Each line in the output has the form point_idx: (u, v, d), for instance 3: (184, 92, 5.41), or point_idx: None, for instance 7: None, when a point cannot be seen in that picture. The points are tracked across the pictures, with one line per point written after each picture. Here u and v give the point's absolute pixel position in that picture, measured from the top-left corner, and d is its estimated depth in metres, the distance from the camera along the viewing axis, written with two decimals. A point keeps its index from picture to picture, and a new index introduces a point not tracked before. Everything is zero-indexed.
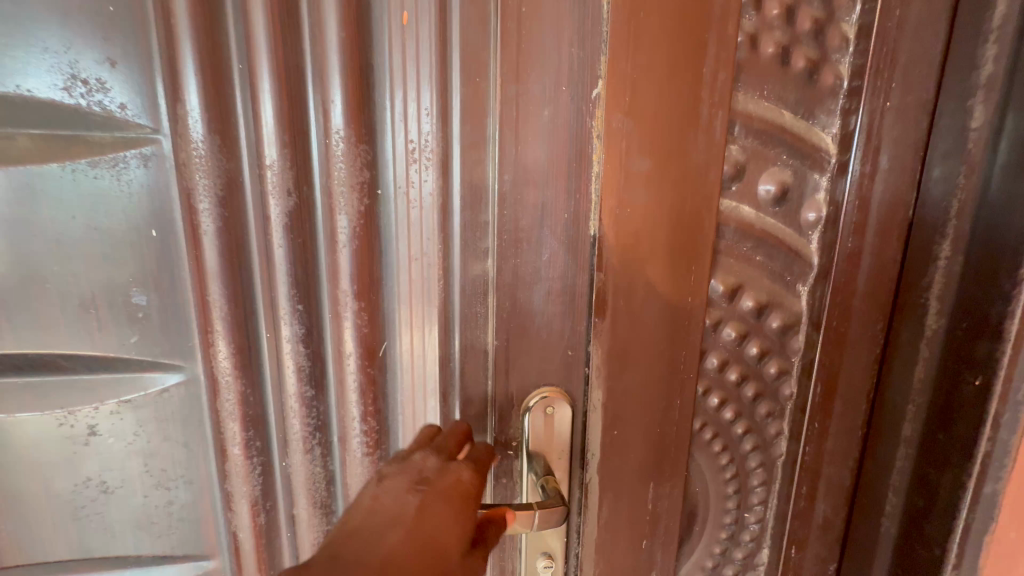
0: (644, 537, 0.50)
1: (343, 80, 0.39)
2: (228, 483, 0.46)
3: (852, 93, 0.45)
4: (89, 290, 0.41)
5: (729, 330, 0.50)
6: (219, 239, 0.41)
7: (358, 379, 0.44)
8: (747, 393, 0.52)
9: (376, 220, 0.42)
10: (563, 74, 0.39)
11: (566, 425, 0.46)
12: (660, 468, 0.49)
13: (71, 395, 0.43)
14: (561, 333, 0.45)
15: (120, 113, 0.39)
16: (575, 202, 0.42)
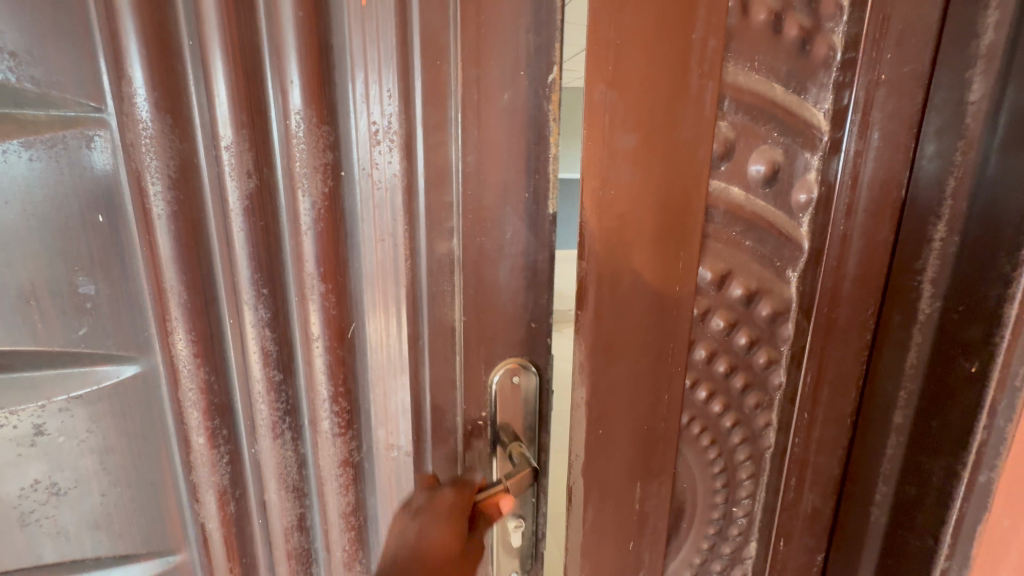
0: (630, 538, 0.49)
1: (299, 58, 0.37)
2: (194, 474, 0.44)
3: (846, 65, 0.43)
4: (29, 282, 0.38)
5: (717, 319, 0.48)
6: (173, 224, 0.38)
7: (325, 360, 0.42)
8: (736, 384, 0.50)
9: (341, 202, 0.41)
10: (521, 57, 0.38)
11: (532, 394, 0.45)
12: (648, 466, 0.47)
13: (14, 393, 0.41)
14: (524, 308, 0.43)
15: (54, 91, 0.36)
16: (534, 182, 0.40)
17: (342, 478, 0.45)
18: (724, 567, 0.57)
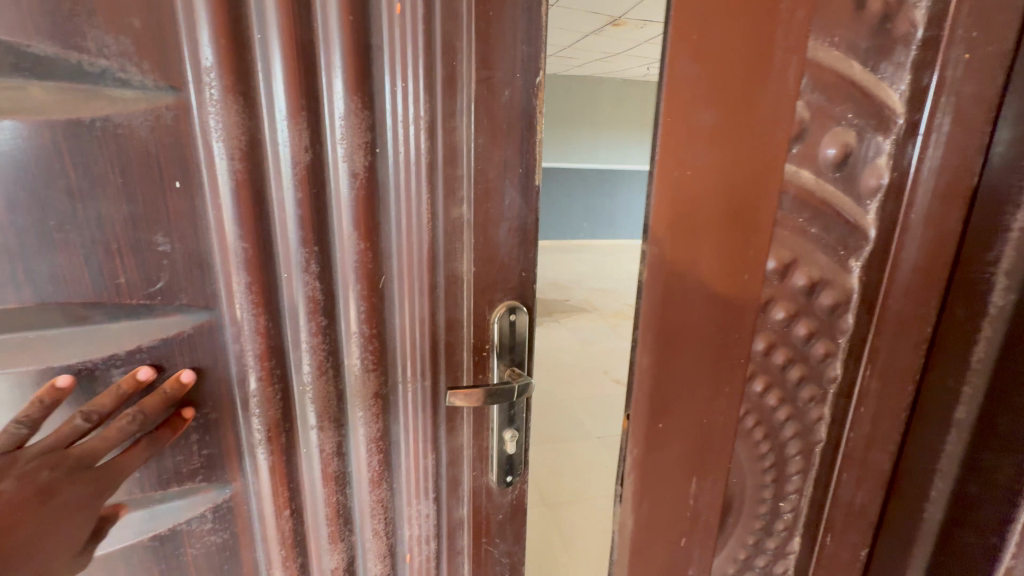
0: (683, 534, 0.48)
1: (342, 56, 0.38)
2: (250, 410, 0.44)
3: (926, 44, 0.42)
4: (111, 239, 0.39)
5: (779, 310, 0.46)
6: (236, 186, 0.39)
7: (358, 307, 0.43)
8: (792, 377, 0.49)
9: (376, 180, 0.41)
10: (517, 64, 0.43)
11: (524, 327, 0.50)
12: (704, 462, 0.46)
13: (89, 340, 0.40)
14: (517, 257, 0.48)
15: (140, 71, 0.36)
16: (526, 159, 0.45)
17: (370, 409, 0.46)
18: (768, 562, 0.56)
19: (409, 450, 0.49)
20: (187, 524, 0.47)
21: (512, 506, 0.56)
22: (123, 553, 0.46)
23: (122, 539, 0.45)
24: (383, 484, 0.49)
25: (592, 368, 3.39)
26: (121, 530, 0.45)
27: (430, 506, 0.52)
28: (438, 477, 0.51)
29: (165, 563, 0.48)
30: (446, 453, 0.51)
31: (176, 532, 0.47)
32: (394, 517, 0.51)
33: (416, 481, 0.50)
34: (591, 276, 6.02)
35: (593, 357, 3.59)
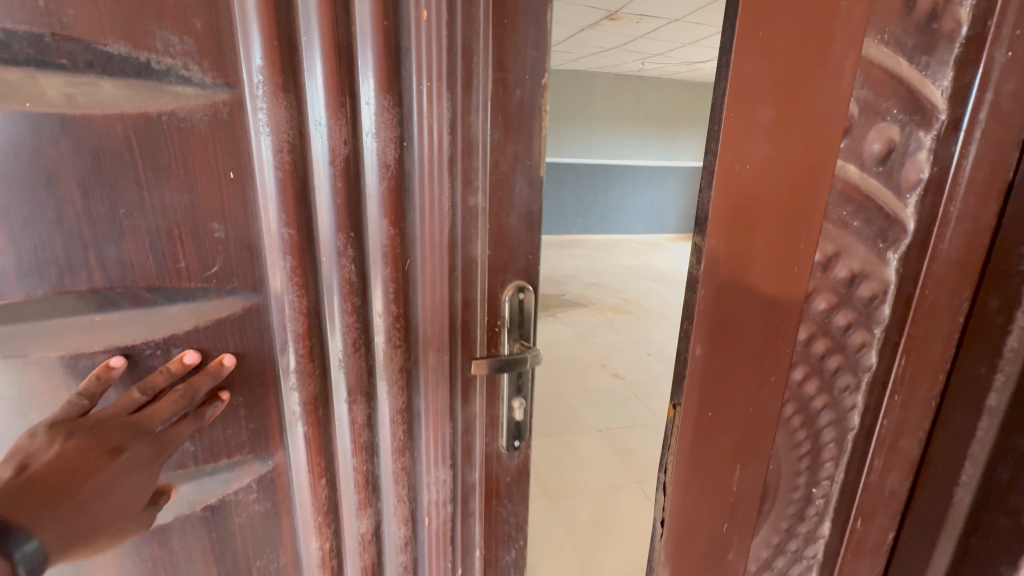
0: (724, 520, 0.50)
1: (373, 49, 0.39)
2: (290, 391, 0.46)
3: (969, 42, 0.42)
4: (172, 225, 0.40)
5: (820, 301, 0.48)
6: (279, 176, 0.41)
7: (384, 288, 0.44)
8: (830, 366, 0.50)
9: (403, 168, 0.43)
10: (536, 59, 0.45)
11: (534, 306, 0.51)
12: (747, 449, 0.48)
13: (150, 321, 0.41)
14: (529, 240, 0.50)
15: (202, 71, 0.39)
16: (539, 150, 0.47)
17: (395, 387, 0.47)
18: (799, 546, 0.58)
19: (429, 424, 0.50)
20: (236, 494, 0.49)
21: (520, 467, 0.58)
22: (176, 523, 0.47)
23: (175, 511, 0.47)
24: (404, 459, 0.51)
25: (589, 363, 3.41)
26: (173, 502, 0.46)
27: (448, 472, 0.53)
28: (455, 445, 0.52)
29: (214, 533, 0.49)
30: (462, 423, 0.51)
31: (225, 502, 0.48)
32: (415, 481, 0.52)
33: (436, 449, 0.51)
34: (585, 271, 6.03)
35: (589, 351, 3.61)
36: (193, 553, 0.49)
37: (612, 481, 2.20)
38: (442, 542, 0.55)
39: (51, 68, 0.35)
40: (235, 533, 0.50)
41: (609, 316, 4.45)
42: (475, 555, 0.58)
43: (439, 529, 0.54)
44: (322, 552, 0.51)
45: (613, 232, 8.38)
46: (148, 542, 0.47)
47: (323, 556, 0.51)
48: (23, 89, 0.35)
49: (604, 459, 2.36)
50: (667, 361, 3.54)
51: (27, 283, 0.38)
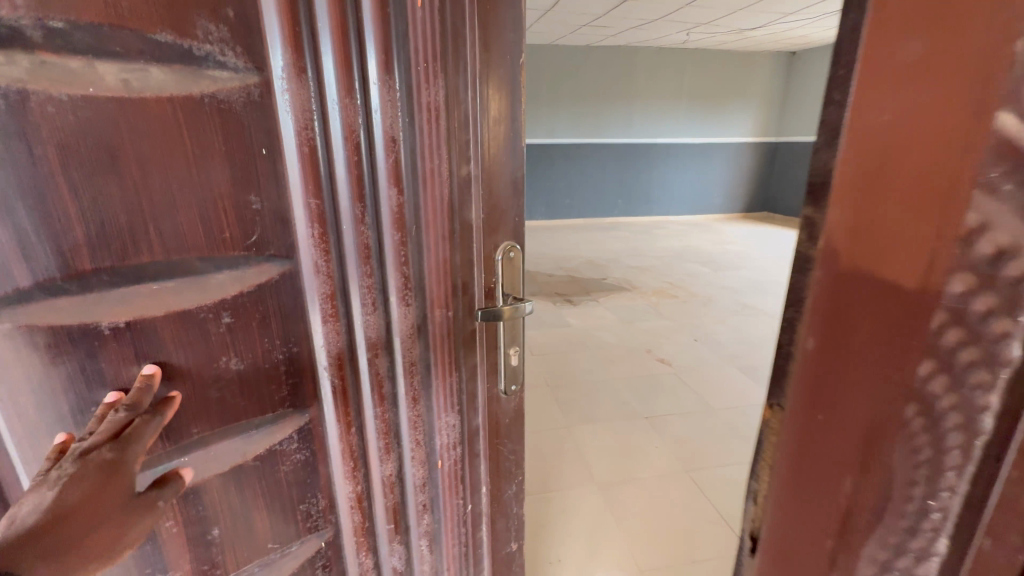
0: (827, 542, 0.42)
1: (375, 48, 0.55)
2: (328, 336, 0.64)
3: None
4: (217, 199, 0.54)
5: (959, 281, 0.32)
6: (302, 161, 0.57)
7: (394, 247, 0.63)
8: (967, 371, 0.34)
9: (404, 146, 0.60)
10: (510, 51, 0.64)
11: (518, 266, 0.72)
12: (865, 471, 0.38)
13: (199, 283, 0.56)
14: (511, 200, 0.71)
15: (232, 56, 0.52)
16: (518, 127, 0.68)
17: (405, 336, 0.67)
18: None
19: (437, 364, 0.70)
20: (279, 444, 0.68)
21: (515, 411, 0.84)
22: (232, 473, 0.65)
23: (230, 461, 0.64)
24: (416, 392, 0.71)
25: (633, 349, 3.31)
26: (230, 453, 0.64)
27: (455, 418, 0.75)
28: (459, 392, 0.74)
29: (262, 478, 0.68)
30: (465, 371, 0.74)
31: (273, 451, 0.67)
32: (429, 428, 0.74)
33: (445, 398, 0.73)
34: (628, 255, 5.86)
35: (633, 337, 3.51)
36: (245, 498, 0.67)
37: (658, 470, 2.14)
38: (452, 482, 0.79)
39: (105, 55, 0.46)
40: (284, 476, 0.70)
41: (653, 300, 4.30)
42: (480, 492, 0.84)
43: (449, 471, 0.78)
44: (353, 495, 0.74)
45: (657, 213, 8.07)
46: (206, 490, 0.64)
47: (354, 498, 0.74)
48: (86, 75, 0.46)
49: (650, 446, 2.29)
50: (717, 347, 3.38)
51: (98, 255, 0.50)
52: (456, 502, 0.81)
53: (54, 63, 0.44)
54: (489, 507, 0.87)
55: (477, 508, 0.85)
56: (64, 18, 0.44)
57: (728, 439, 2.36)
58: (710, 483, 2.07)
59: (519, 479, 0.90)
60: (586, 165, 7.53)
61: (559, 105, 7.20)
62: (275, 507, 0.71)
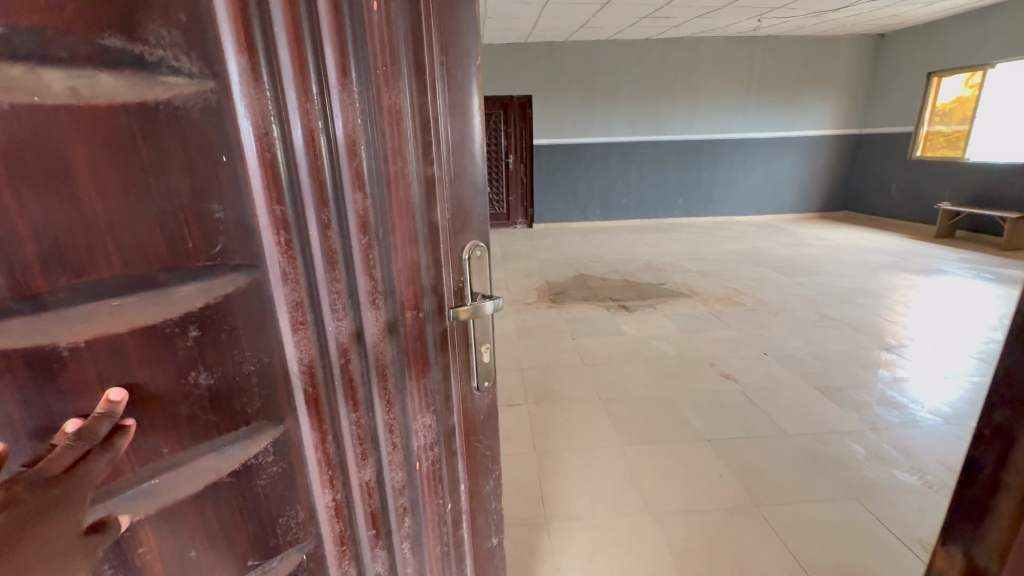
0: None
1: (333, 50, 0.52)
2: (296, 347, 0.59)
3: None
4: (178, 209, 0.49)
5: None
6: (260, 168, 0.52)
7: (361, 251, 0.60)
8: None
9: (367, 149, 0.57)
10: (466, 53, 0.63)
11: (484, 264, 0.72)
12: None
13: (164, 301, 0.49)
14: (476, 199, 0.70)
15: (186, 63, 0.47)
16: (478, 127, 0.67)
17: (376, 340, 0.64)
18: None
19: (410, 369, 0.68)
20: (255, 458, 0.60)
21: (489, 406, 0.82)
22: (208, 490, 0.58)
23: (204, 480, 0.57)
24: (391, 400, 0.68)
25: (695, 361, 3.06)
26: (205, 471, 0.56)
27: (431, 418, 0.72)
28: (435, 394, 0.72)
29: (240, 495, 0.60)
30: (439, 373, 0.71)
31: (249, 466, 0.59)
32: (405, 431, 0.70)
33: (420, 399, 0.70)
34: (689, 258, 5.52)
35: (694, 348, 3.25)
36: (224, 517, 0.60)
37: (724, 503, 1.91)
38: (432, 482, 0.76)
39: (51, 63, 0.40)
40: (262, 491, 0.62)
41: (717, 308, 3.99)
42: (459, 489, 0.81)
43: (428, 471, 0.74)
44: (332, 505, 0.68)
45: (722, 214, 7.58)
46: (181, 513, 0.57)
47: (333, 509, 0.68)
48: (28, 84, 0.39)
49: (714, 474, 2.07)
50: (791, 362, 3.05)
51: (54, 273, 0.44)
52: (436, 502, 0.78)
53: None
54: (467, 504, 0.84)
55: (455, 508, 0.81)
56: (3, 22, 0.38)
57: (806, 471, 2.09)
58: (786, 523, 1.82)
59: (497, 475, 0.88)
60: (645, 163, 7.23)
61: (616, 103, 6.94)
62: (258, 526, 0.63)
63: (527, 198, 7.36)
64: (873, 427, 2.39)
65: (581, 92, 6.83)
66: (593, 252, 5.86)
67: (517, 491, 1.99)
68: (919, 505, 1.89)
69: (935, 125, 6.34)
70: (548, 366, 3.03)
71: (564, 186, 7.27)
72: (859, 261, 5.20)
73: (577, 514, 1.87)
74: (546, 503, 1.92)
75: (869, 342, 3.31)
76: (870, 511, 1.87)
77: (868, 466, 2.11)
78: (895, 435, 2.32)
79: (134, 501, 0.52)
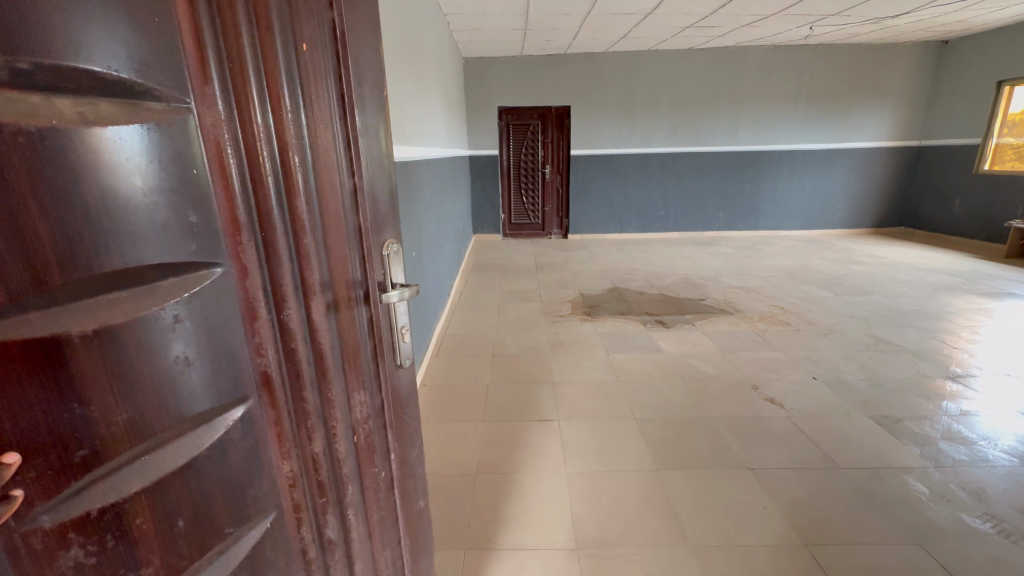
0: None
1: (273, 72, 0.56)
2: (253, 336, 0.61)
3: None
4: (165, 216, 0.51)
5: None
6: (215, 175, 0.55)
7: (308, 247, 0.62)
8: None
9: (307, 157, 0.60)
10: (375, 77, 0.71)
11: (398, 257, 0.77)
12: None
13: (156, 298, 0.51)
14: (389, 199, 0.77)
15: (164, 90, 0.50)
16: (387, 140, 0.76)
17: (325, 327, 0.66)
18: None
19: (349, 353, 0.70)
20: (228, 432, 0.60)
21: (410, 384, 0.87)
22: (193, 469, 0.57)
23: (185, 454, 0.56)
24: (334, 388, 0.69)
25: (735, 383, 2.92)
26: (184, 448, 0.56)
27: (366, 395, 0.73)
28: (373, 378, 0.75)
29: (217, 471, 0.60)
30: (374, 359, 0.74)
31: (225, 438, 0.60)
32: (343, 408, 0.71)
33: (358, 380, 0.72)
34: (730, 273, 5.31)
35: (734, 369, 3.10)
36: (207, 488, 0.59)
37: (770, 539, 1.78)
38: (367, 456, 0.76)
39: (63, 92, 0.43)
40: (235, 463, 0.62)
41: (760, 326, 3.81)
42: (393, 458, 0.83)
43: (363, 445, 0.75)
44: (289, 475, 0.68)
45: (766, 228, 7.28)
46: (171, 489, 0.55)
47: (290, 479, 0.68)
48: (45, 111, 0.42)
49: (758, 507, 1.94)
50: (842, 388, 2.86)
51: (70, 271, 0.45)
52: (372, 472, 0.77)
53: (17, 99, 0.40)
54: (398, 472, 0.84)
55: (390, 475, 0.82)
56: (29, 59, 0.41)
57: (860, 509, 1.92)
58: (839, 566, 1.67)
59: (422, 444, 0.92)
60: (684, 175, 7.07)
61: (656, 114, 6.81)
62: (232, 498, 0.62)
63: (563, 209, 7.31)
64: (936, 464, 2.19)
65: (620, 103, 6.75)
66: (629, 265, 5.74)
67: (546, 512, 1.93)
68: (993, 556, 1.70)
69: (1005, 136, 5.89)
70: (579, 382, 2.95)
71: (600, 197, 7.18)
72: (918, 281, 4.86)
73: (609, 540, 1.78)
74: (578, 526, 1.85)
75: (931, 369, 3.06)
76: (934, 558, 1.70)
77: (932, 507, 1.93)
78: (964, 474, 2.12)
79: (130, 478, 0.51)
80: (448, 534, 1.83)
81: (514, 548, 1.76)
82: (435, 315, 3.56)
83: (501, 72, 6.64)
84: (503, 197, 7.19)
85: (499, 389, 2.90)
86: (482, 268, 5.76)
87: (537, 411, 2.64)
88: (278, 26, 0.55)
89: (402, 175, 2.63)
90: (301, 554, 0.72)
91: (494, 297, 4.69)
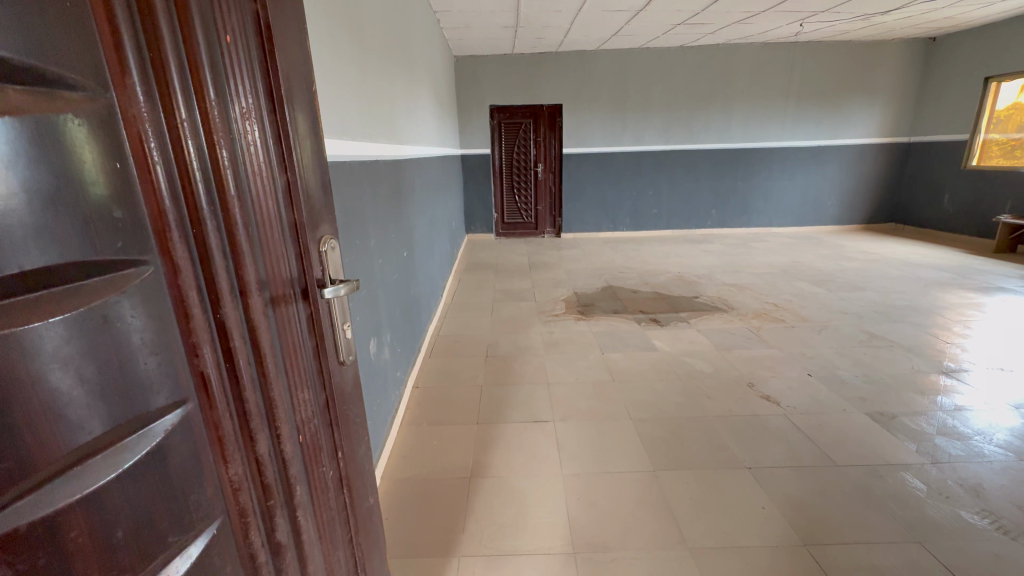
0: None
1: (197, 65, 0.54)
2: (187, 337, 0.56)
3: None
4: (84, 208, 0.46)
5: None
6: (138, 169, 0.51)
7: (244, 244, 0.61)
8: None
9: (236, 153, 0.59)
10: (305, 77, 0.72)
11: (335, 255, 0.78)
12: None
13: (80, 299, 0.46)
14: (323, 197, 0.78)
15: (77, 78, 0.45)
16: (320, 139, 0.77)
17: (264, 324, 0.64)
18: None
19: (287, 350, 0.68)
20: (165, 440, 0.55)
21: (354, 382, 0.87)
22: (132, 483, 0.51)
23: (119, 468, 0.50)
24: (275, 387, 0.67)
25: (731, 381, 2.90)
26: (118, 462, 0.50)
27: (308, 393, 0.73)
28: (313, 374, 0.74)
29: (157, 482, 0.54)
30: (312, 356, 0.74)
31: (163, 446, 0.54)
32: (287, 407, 0.69)
33: (298, 377, 0.71)
34: (725, 270, 5.30)
35: (730, 366, 3.09)
36: (147, 497, 0.53)
37: (768, 540, 1.75)
38: (314, 455, 0.75)
39: None
40: (177, 474, 0.56)
41: (755, 323, 3.80)
42: (338, 457, 0.82)
43: (309, 443, 0.74)
44: (233, 480, 0.63)
45: (758, 225, 7.29)
46: (108, 509, 0.49)
47: (234, 484, 0.64)
48: None
49: (756, 507, 1.91)
50: (837, 384, 2.85)
51: None
52: (319, 470, 0.77)
53: None
54: (345, 469, 0.84)
55: (337, 473, 0.82)
56: None
57: (859, 508, 1.90)
58: (840, 567, 1.65)
59: (367, 442, 0.93)
60: (677, 173, 7.06)
61: (648, 112, 6.79)
62: (172, 507, 0.56)
63: (557, 208, 7.28)
64: (933, 460, 2.17)
65: (612, 101, 6.71)
66: (623, 263, 5.72)
67: (542, 516, 1.88)
68: (992, 552, 1.69)
69: (992, 132, 5.93)
70: (575, 382, 2.93)
71: (594, 195, 7.15)
72: (910, 276, 4.88)
73: (606, 544, 1.74)
74: (575, 531, 1.81)
75: (926, 364, 3.05)
76: (934, 556, 1.68)
77: (930, 504, 1.91)
78: (960, 470, 2.10)
79: (55, 501, 0.45)
80: (438, 539, 1.79)
81: (509, 553, 1.72)
82: (427, 317, 3.52)
83: (492, 71, 6.58)
84: (496, 197, 7.16)
85: (493, 389, 2.86)
86: (475, 268, 5.72)
87: (533, 413, 2.60)
88: (196, 16, 0.53)
89: (393, 173, 2.58)
90: (249, 561, 0.67)
91: (488, 297, 4.64)
